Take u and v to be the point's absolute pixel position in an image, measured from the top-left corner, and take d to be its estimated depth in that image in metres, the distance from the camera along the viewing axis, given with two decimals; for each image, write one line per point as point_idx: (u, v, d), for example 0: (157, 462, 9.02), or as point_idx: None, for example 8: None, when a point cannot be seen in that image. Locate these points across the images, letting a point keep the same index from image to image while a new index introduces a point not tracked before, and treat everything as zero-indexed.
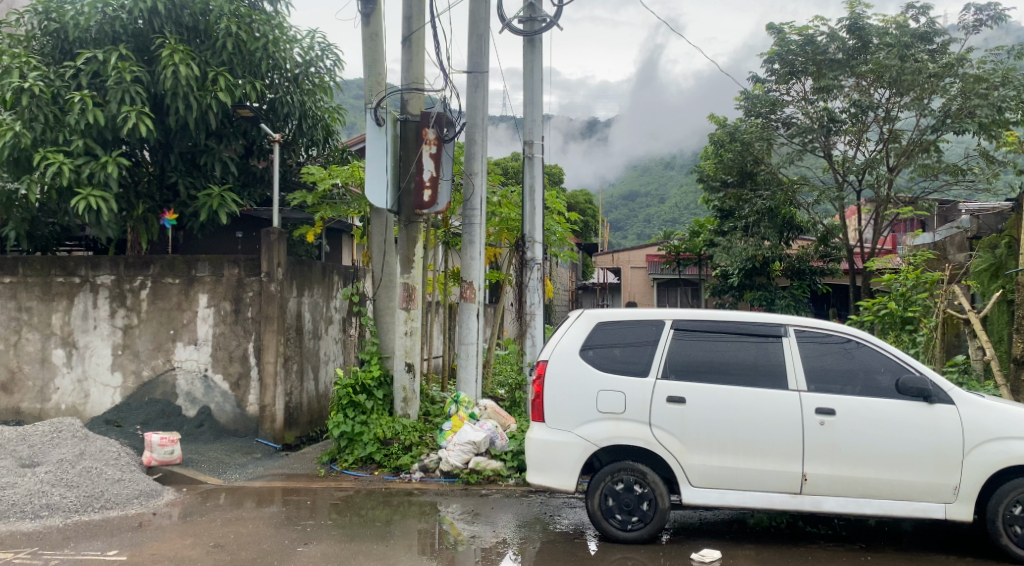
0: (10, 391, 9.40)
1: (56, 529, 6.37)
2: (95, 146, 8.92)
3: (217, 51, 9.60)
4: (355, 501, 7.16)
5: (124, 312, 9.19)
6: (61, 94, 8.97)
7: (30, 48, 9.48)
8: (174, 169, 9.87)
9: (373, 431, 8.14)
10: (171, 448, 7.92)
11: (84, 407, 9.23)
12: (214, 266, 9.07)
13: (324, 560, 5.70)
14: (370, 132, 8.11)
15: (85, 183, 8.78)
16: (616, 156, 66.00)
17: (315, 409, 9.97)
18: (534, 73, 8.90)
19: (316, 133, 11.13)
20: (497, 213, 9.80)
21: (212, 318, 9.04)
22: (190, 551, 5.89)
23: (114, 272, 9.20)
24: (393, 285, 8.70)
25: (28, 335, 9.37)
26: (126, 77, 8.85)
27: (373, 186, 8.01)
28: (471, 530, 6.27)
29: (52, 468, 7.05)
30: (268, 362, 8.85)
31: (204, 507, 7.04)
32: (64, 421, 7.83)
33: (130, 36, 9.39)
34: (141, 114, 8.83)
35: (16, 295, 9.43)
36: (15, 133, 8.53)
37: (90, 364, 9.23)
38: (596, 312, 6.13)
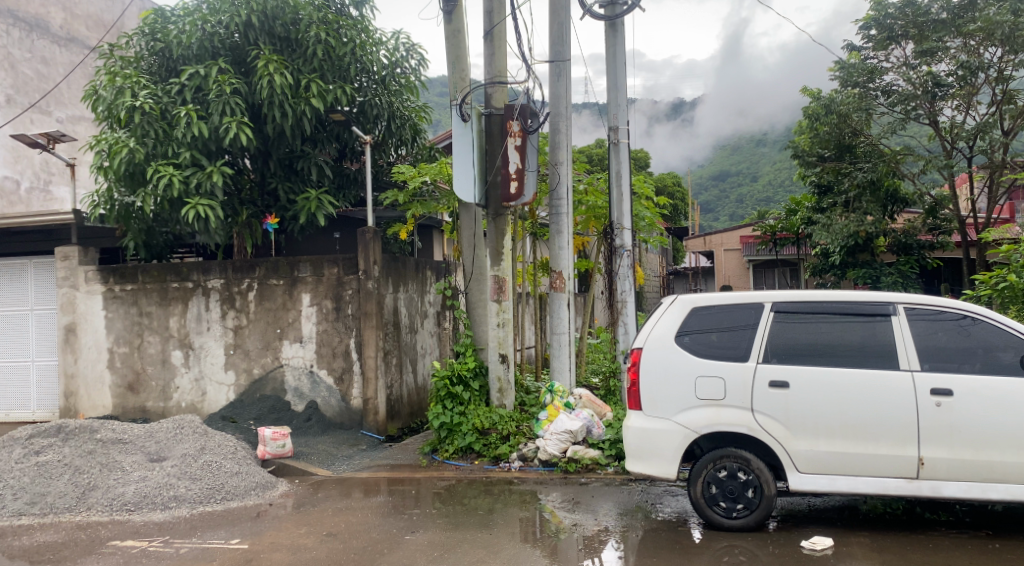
0: (137, 391, 10.05)
1: (183, 520, 6.79)
2: (201, 157, 9.46)
3: (308, 58, 9.92)
4: (458, 490, 7.34)
5: (235, 313, 9.67)
6: (169, 110, 9.52)
7: (138, 68, 10.03)
8: (273, 175, 10.30)
9: (471, 421, 8.27)
10: (283, 441, 8.29)
11: (203, 404, 9.78)
12: (315, 266, 9.43)
13: (431, 547, 5.89)
14: (456, 127, 8.34)
15: (193, 193, 9.35)
16: (703, 137, 64.41)
17: (415, 401, 10.29)
18: (617, 58, 8.78)
19: (405, 132, 11.27)
20: (584, 202, 9.79)
21: (315, 316, 9.41)
22: (306, 540, 6.17)
23: (223, 276, 9.70)
24: (484, 277, 8.95)
25: (149, 338, 9.98)
26: (226, 89, 9.33)
27: (459, 181, 8.30)
28: (573, 518, 6.32)
29: (177, 462, 7.52)
30: (369, 357, 9.16)
31: (316, 497, 7.35)
32: (184, 417, 8.31)
33: (228, 51, 9.85)
34: (241, 124, 9.30)
35: (137, 301, 10.05)
36: (130, 150, 9.22)
37: (206, 363, 9.76)
38: (690, 297, 6.04)
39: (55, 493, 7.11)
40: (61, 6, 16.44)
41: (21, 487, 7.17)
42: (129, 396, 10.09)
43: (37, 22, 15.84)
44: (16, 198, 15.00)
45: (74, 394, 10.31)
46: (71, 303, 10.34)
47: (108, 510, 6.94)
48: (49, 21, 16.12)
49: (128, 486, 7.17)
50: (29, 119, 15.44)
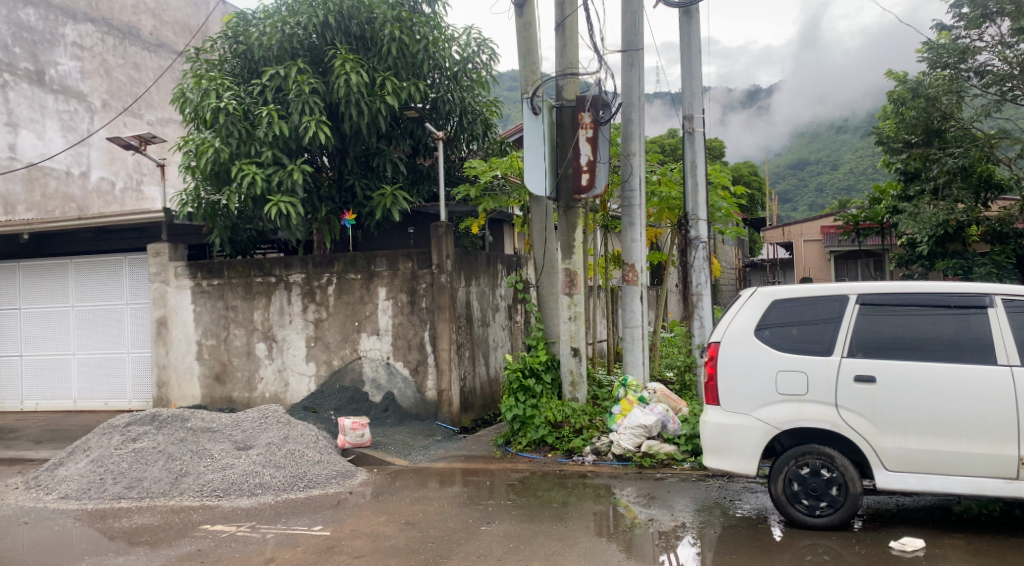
0: (223, 382, 10.45)
1: (268, 506, 7.04)
2: (282, 155, 9.76)
3: (383, 57, 10.11)
4: (532, 483, 7.38)
5: (315, 306, 9.94)
6: (251, 111, 9.83)
7: (223, 70, 10.42)
8: (351, 172, 10.58)
9: (544, 415, 8.30)
10: (362, 431, 8.54)
11: (285, 394, 10.10)
12: (390, 261, 9.62)
13: (507, 538, 5.96)
14: (527, 121, 8.29)
15: (275, 190, 9.66)
16: (780, 125, 62.70)
17: (488, 393, 10.39)
18: (692, 46, 8.66)
19: (476, 128, 11.34)
20: (657, 192, 9.69)
21: (391, 309, 9.60)
22: (385, 528, 6.31)
23: (304, 270, 9.99)
24: (555, 270, 8.93)
25: (235, 331, 10.36)
26: (304, 89, 9.57)
27: (532, 174, 8.20)
28: (648, 513, 6.28)
29: (262, 450, 7.79)
30: (443, 350, 9.31)
31: (394, 487, 7.51)
32: (268, 407, 8.60)
33: (306, 51, 10.10)
34: (319, 123, 9.56)
35: (223, 295, 10.44)
36: (215, 150, 9.58)
37: (288, 355, 10.08)
38: (771, 289, 5.90)
39: (150, 478, 7.47)
40: (151, 13, 17.16)
41: (119, 472, 7.56)
42: (216, 386, 10.49)
43: (129, 29, 16.57)
44: (112, 197, 15.76)
45: (167, 384, 10.79)
46: (163, 298, 10.82)
47: (199, 495, 7.26)
48: (140, 28, 16.83)
49: (217, 472, 7.48)
50: (123, 122, 16.19)
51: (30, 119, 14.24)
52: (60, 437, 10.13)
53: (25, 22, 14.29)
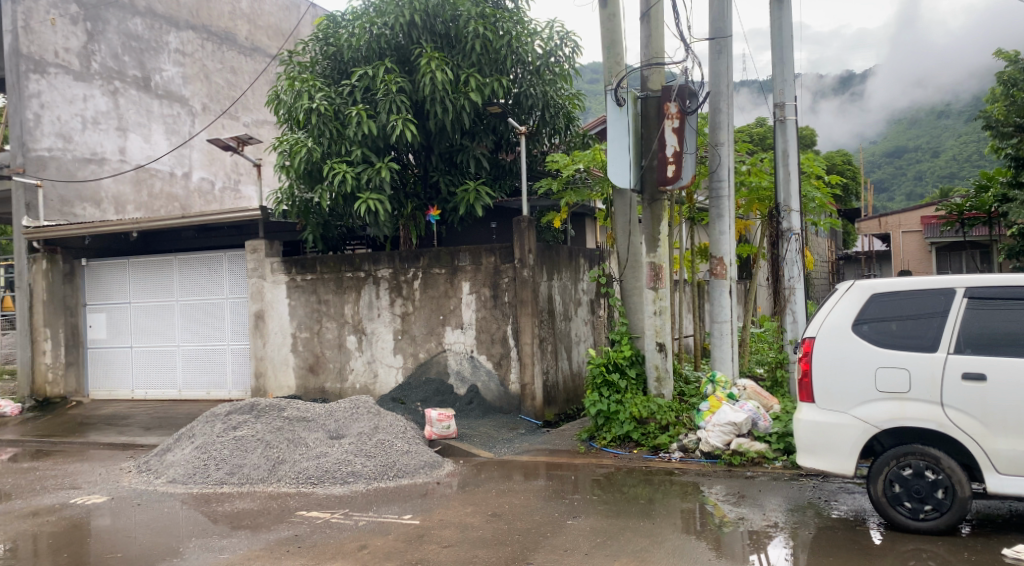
0: (316, 373, 10.79)
1: (360, 494, 7.24)
2: (370, 153, 10.03)
3: (467, 54, 10.21)
4: (617, 478, 7.34)
5: (402, 301, 10.15)
6: (341, 110, 10.11)
7: (314, 72, 10.70)
8: (436, 169, 10.74)
9: (629, 410, 8.23)
10: (448, 422, 8.65)
11: (374, 386, 10.36)
12: (473, 255, 9.74)
13: (595, 532, 5.95)
14: (612, 113, 8.29)
15: (364, 188, 9.90)
16: (876, 112, 60.11)
17: (571, 387, 10.37)
18: (783, 32, 8.40)
19: (558, 121, 11.28)
20: (746, 183, 9.43)
21: (475, 303, 9.72)
22: (472, 519, 6.40)
23: (391, 265, 10.21)
24: (639, 264, 8.83)
25: (326, 324, 10.68)
26: (392, 88, 9.79)
27: (616, 167, 8.26)
28: (739, 512, 6.15)
29: (354, 440, 8.03)
30: (525, 344, 9.36)
31: (480, 478, 7.60)
32: (359, 398, 8.85)
33: (393, 51, 10.31)
34: (406, 121, 9.76)
35: (316, 289, 10.77)
36: (308, 150, 9.97)
37: (377, 348, 10.33)
38: (869, 282, 5.69)
39: (250, 465, 7.79)
40: (246, 18, 17.89)
41: (222, 458, 7.92)
42: (310, 377, 10.85)
43: (226, 35, 17.32)
44: (212, 196, 16.48)
45: (264, 374, 11.20)
46: (259, 292, 11.24)
47: (295, 482, 7.53)
48: (236, 34, 17.58)
49: (311, 461, 7.74)
50: (221, 124, 16.94)
51: (138, 122, 14.92)
52: (167, 425, 10.67)
53: (133, 32, 15.00)
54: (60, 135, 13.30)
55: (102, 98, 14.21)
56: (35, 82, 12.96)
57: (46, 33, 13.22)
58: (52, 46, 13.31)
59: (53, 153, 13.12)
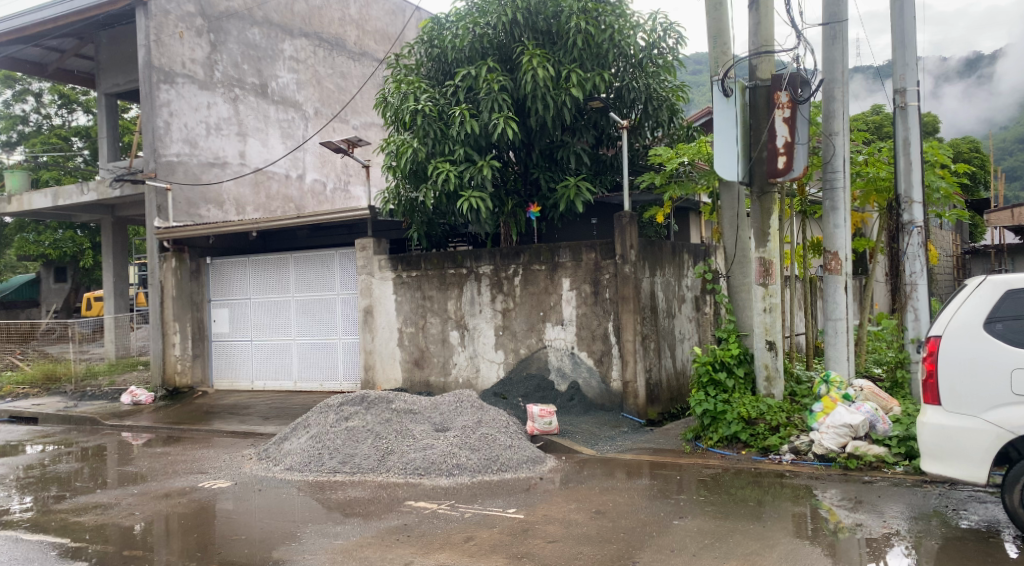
0: (421, 367, 11.03)
1: (465, 486, 7.37)
2: (473, 152, 10.16)
3: (568, 50, 10.15)
4: (724, 480, 7.16)
5: (503, 297, 10.26)
6: (445, 111, 10.31)
7: (419, 74, 11.00)
8: (536, 165, 10.75)
9: (737, 410, 7.99)
10: (549, 418, 8.68)
11: (477, 380, 10.50)
12: (574, 252, 9.73)
13: (702, 533, 5.84)
14: (718, 104, 8.03)
15: (466, 186, 10.09)
16: (1006, 95, 56.09)
17: (675, 386, 10.18)
18: (904, 13, 7.95)
19: (661, 114, 11.02)
20: (862, 174, 8.98)
21: (575, 300, 9.71)
22: (576, 515, 6.40)
23: (492, 262, 10.33)
24: (747, 259, 8.53)
25: (431, 319, 10.91)
26: (494, 87, 9.89)
27: (723, 159, 7.98)
28: (855, 518, 5.89)
29: (458, 433, 8.17)
30: (627, 341, 9.27)
31: (583, 475, 7.59)
32: (463, 392, 9.01)
33: (495, 50, 10.40)
34: (507, 119, 9.85)
35: (420, 286, 11.02)
36: (414, 149, 10.18)
37: (479, 343, 10.47)
38: (1004, 278, 5.33)
39: (361, 455, 8.06)
40: (354, 24, 18.58)
41: (335, 448, 8.23)
42: (415, 370, 11.11)
43: (337, 41, 18.01)
44: (323, 197, 17.16)
45: (372, 367, 11.54)
46: (368, 289, 11.58)
47: (403, 473, 7.73)
48: (345, 39, 18.24)
49: (418, 452, 7.92)
50: (332, 128, 17.66)
51: (256, 127, 15.67)
52: (283, 414, 11.17)
53: (252, 41, 15.73)
54: (187, 141, 14.05)
55: (224, 105, 14.98)
56: (166, 91, 13.70)
57: (175, 45, 13.91)
58: (180, 57, 14.01)
59: (181, 158, 13.89)
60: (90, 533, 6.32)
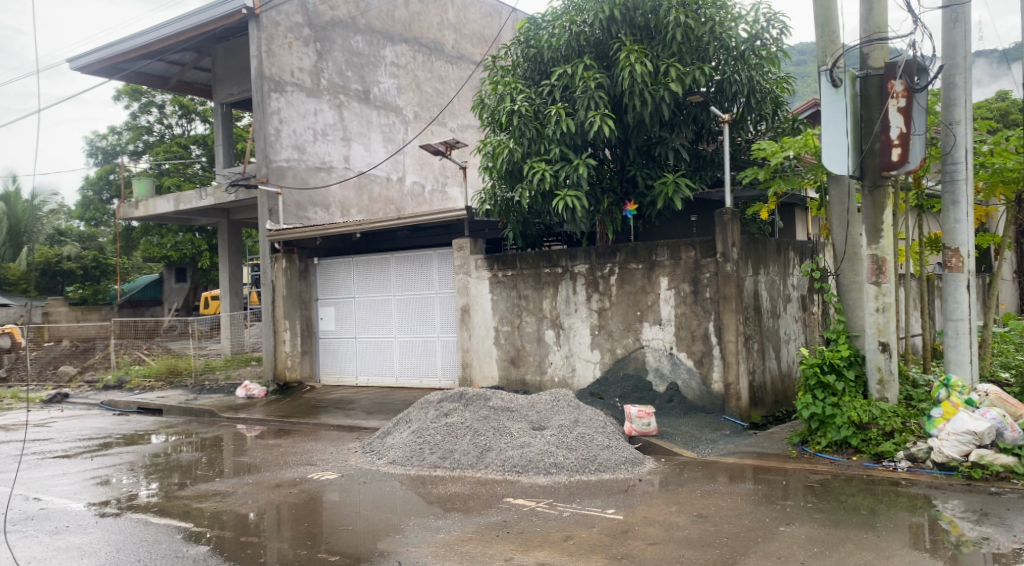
0: (518, 365, 11.09)
1: (563, 485, 7.36)
2: (568, 151, 10.14)
3: (667, 44, 9.99)
4: (834, 486, 6.88)
5: (599, 296, 10.20)
6: (541, 110, 10.35)
7: (515, 75, 11.03)
8: (633, 163, 10.61)
9: (847, 414, 7.66)
10: (648, 420, 8.54)
11: (573, 379, 10.47)
12: (672, 250, 9.57)
13: (809, 541, 5.64)
14: (826, 95, 7.75)
15: (562, 185, 10.08)
16: None
17: (780, 388, 9.85)
18: None
19: (765, 107, 10.67)
20: (987, 165, 8.38)
21: (674, 299, 9.55)
22: (677, 518, 6.28)
23: (588, 261, 10.29)
24: (858, 257, 8.16)
25: (527, 318, 10.96)
26: (591, 85, 9.83)
27: (830, 152, 7.72)
28: (980, 531, 5.55)
29: (556, 432, 8.18)
30: (729, 341, 9.04)
31: (683, 477, 7.45)
32: (560, 391, 9.02)
33: (592, 47, 10.35)
34: (604, 117, 9.76)
35: (516, 285, 11.09)
36: (510, 150, 10.32)
37: (575, 342, 10.44)
38: None
39: (460, 451, 8.18)
40: (452, 28, 18.91)
41: (435, 444, 8.39)
42: (512, 369, 11.18)
43: (436, 45, 18.37)
44: (423, 198, 17.51)
45: (469, 365, 11.70)
46: (465, 288, 11.74)
47: (501, 470, 7.80)
48: (444, 43, 18.60)
49: (516, 450, 7.97)
50: (431, 131, 18.03)
51: (360, 132, 16.17)
52: (386, 409, 11.48)
53: (355, 48, 16.23)
54: (295, 147, 14.64)
55: (329, 111, 15.52)
56: (276, 100, 14.33)
57: (284, 55, 14.52)
58: (289, 67, 14.62)
59: (290, 163, 14.50)
60: (209, 519, 6.67)
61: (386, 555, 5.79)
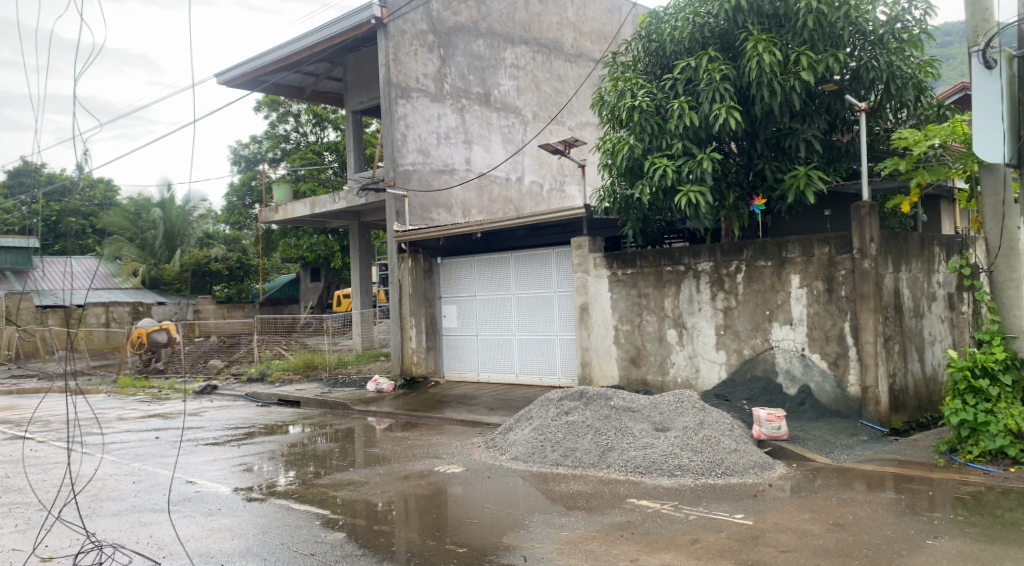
0: (638, 365, 10.93)
1: (688, 488, 7.20)
2: (692, 145, 9.92)
3: (797, 31, 9.56)
4: (987, 499, 6.38)
5: (724, 295, 9.91)
6: (663, 105, 10.16)
7: (636, 70, 10.88)
8: (761, 156, 10.24)
9: (1003, 422, 7.13)
10: (778, 423, 8.22)
11: (696, 380, 10.22)
12: (804, 246, 9.17)
13: (960, 556, 5.26)
14: (979, 78, 7.22)
15: (685, 180, 9.88)
16: None
17: (924, 393, 9.24)
18: None
19: (906, 94, 9.99)
20: None
21: (805, 298, 9.15)
22: (811, 526, 6.01)
23: (713, 259, 10.02)
24: (1016, 253, 7.54)
25: (647, 318, 10.78)
26: (716, 77, 9.56)
27: (984, 141, 7.14)
28: None
29: (680, 433, 8.03)
30: (867, 342, 8.56)
31: (816, 484, 7.11)
32: (684, 392, 8.83)
33: (717, 39, 10.07)
34: (730, 109, 9.48)
35: (636, 284, 10.94)
36: (630, 146, 10.21)
37: (699, 342, 10.19)
38: None
39: (582, 449, 8.15)
40: (572, 27, 18.90)
41: (556, 442, 8.41)
42: (632, 368, 11.02)
43: (555, 45, 18.40)
44: (542, 197, 17.58)
45: (589, 364, 11.63)
46: (584, 286, 11.68)
47: (624, 470, 7.71)
48: (563, 42, 18.61)
49: (639, 450, 7.88)
50: (550, 130, 18.07)
51: (481, 134, 16.43)
52: (507, 406, 11.60)
53: (477, 52, 16.49)
54: (420, 150, 15.06)
55: (452, 115, 15.85)
56: (403, 106, 14.79)
57: (410, 63, 14.95)
58: (414, 73, 15.04)
59: (415, 166, 14.94)
60: (343, 506, 6.95)
61: (511, 549, 5.84)
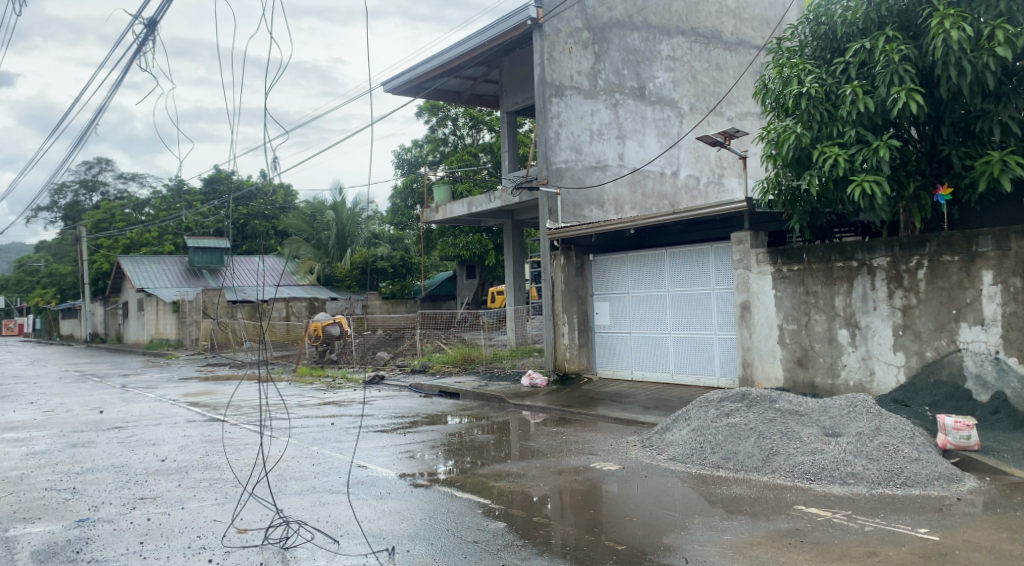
0: (805, 366, 10.36)
1: (864, 497, 6.75)
2: (866, 132, 9.29)
3: (992, 3, 8.70)
4: None
5: (903, 292, 9.23)
6: (834, 91, 9.58)
7: (804, 55, 10.32)
8: (947, 141, 9.41)
9: None
10: (967, 432, 7.52)
11: (872, 384, 9.57)
12: (998, 239, 8.36)
13: None
14: None
15: (859, 169, 9.27)
16: None
17: None
18: None
19: None
20: None
21: (1000, 296, 8.35)
22: (1010, 546, 5.46)
23: (890, 254, 9.35)
24: None
25: (816, 317, 10.22)
26: (894, 58, 8.89)
27: None
28: None
29: (853, 440, 7.54)
30: None
31: (1014, 501, 6.45)
32: (858, 396, 8.30)
33: (896, 17, 9.35)
34: (911, 92, 8.79)
35: (803, 280, 10.39)
36: (797, 135, 9.67)
37: (874, 343, 9.54)
38: None
39: (744, 453, 7.85)
40: (732, 14, 18.26)
41: (717, 443, 8.14)
42: (799, 370, 10.46)
43: (714, 33, 17.84)
44: (698, 192, 17.14)
45: (751, 365, 11.14)
46: (745, 283, 11.21)
47: (791, 476, 7.33)
48: (722, 30, 18.02)
49: (807, 456, 7.46)
50: (708, 122, 17.53)
51: (636, 130, 16.22)
52: (664, 406, 11.38)
53: (632, 46, 16.29)
54: (573, 148, 15.13)
55: (606, 111, 15.76)
56: (557, 104, 14.89)
57: (565, 61, 15.02)
58: (569, 71, 15.09)
59: (568, 164, 15.03)
60: (502, 497, 7.08)
61: (672, 550, 5.72)
